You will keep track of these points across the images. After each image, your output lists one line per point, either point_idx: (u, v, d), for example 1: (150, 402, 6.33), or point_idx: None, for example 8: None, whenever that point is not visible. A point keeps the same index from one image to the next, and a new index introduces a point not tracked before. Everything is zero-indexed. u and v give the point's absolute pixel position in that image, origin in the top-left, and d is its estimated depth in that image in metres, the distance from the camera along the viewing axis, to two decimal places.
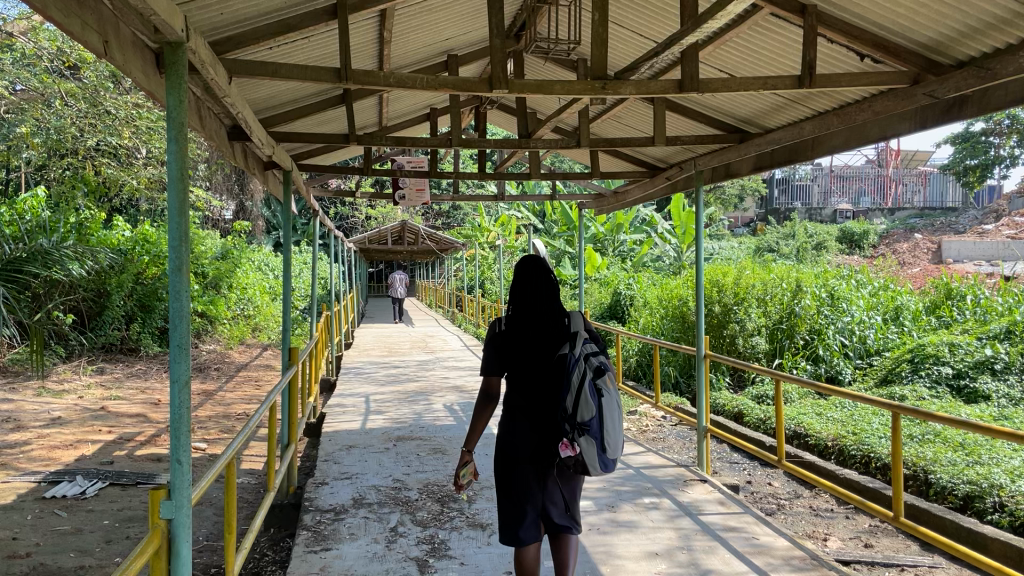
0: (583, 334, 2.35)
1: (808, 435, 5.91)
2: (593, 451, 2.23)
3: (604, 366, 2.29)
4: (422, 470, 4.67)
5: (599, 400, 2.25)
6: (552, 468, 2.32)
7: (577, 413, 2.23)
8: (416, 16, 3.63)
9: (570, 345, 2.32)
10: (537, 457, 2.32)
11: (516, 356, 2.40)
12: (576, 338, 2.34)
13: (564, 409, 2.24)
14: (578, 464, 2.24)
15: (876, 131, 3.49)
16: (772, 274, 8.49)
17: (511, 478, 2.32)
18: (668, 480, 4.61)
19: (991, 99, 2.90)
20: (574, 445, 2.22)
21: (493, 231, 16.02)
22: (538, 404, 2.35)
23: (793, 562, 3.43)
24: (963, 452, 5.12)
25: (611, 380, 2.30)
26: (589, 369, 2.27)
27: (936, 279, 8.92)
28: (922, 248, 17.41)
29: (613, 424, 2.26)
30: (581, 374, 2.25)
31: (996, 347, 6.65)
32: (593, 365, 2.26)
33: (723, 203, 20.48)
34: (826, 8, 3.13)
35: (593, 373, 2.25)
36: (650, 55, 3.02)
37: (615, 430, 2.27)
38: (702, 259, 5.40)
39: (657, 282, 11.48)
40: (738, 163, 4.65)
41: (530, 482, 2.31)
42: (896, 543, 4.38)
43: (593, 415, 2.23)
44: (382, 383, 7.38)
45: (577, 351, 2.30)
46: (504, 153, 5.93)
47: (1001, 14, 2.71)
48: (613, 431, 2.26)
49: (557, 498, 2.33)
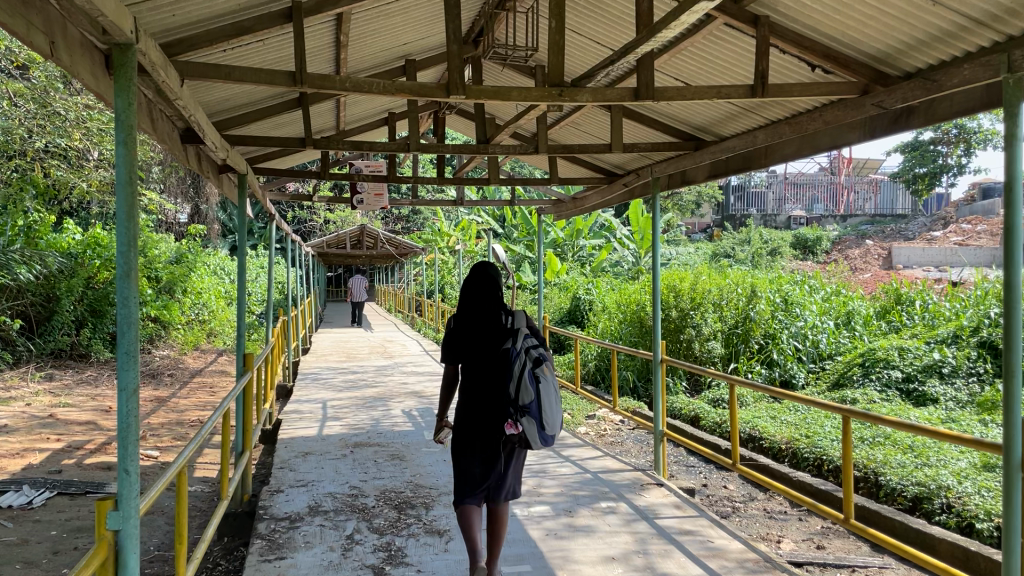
0: (524, 330, 2.72)
1: (762, 438, 6.00)
2: (533, 429, 2.59)
3: (542, 357, 2.68)
4: (379, 477, 4.63)
5: (537, 386, 2.62)
6: (497, 447, 2.67)
7: (519, 397, 2.59)
8: (373, 21, 3.61)
9: (512, 340, 2.68)
10: (485, 436, 2.66)
11: (466, 350, 2.76)
12: (518, 334, 2.71)
13: (508, 394, 2.60)
14: (521, 440, 2.61)
15: (826, 140, 3.56)
16: (727, 279, 8.60)
17: (462, 452, 2.69)
18: (625, 484, 4.64)
19: (936, 110, 2.98)
20: (517, 424, 2.58)
21: (453, 236, 16.00)
22: (483, 391, 2.69)
23: (746, 564, 3.48)
24: (911, 454, 5.24)
25: (549, 370, 2.69)
26: (529, 360, 2.64)
27: (886, 285, 9.12)
28: (873, 254, 17.80)
29: (551, 405, 2.62)
30: (522, 363, 2.63)
31: (944, 351, 6.82)
32: (532, 355, 2.64)
33: (680, 209, 20.72)
34: (778, 19, 3.19)
35: (532, 363, 2.64)
36: (606, 63, 3.05)
37: (552, 412, 2.64)
38: (659, 265, 5.45)
39: (615, 286, 11.57)
40: (694, 170, 4.71)
41: (476, 458, 2.67)
42: (847, 544, 4.46)
43: (532, 399, 2.59)
44: (340, 389, 7.32)
45: (518, 345, 2.67)
46: (462, 159, 5.93)
47: (946, 29, 2.78)
48: (551, 412, 2.63)
49: (502, 474, 2.67)
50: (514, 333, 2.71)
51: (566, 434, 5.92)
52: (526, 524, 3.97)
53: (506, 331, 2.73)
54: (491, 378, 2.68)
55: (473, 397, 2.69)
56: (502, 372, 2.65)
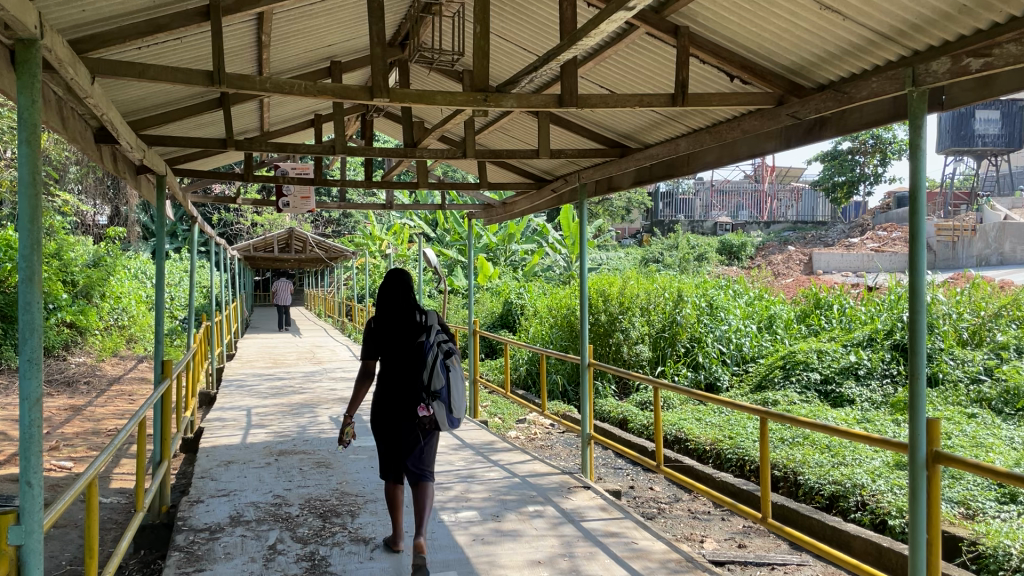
0: (437, 326, 3.08)
1: (688, 440, 6.12)
2: (443, 413, 2.96)
3: (452, 350, 3.05)
4: (304, 485, 4.55)
5: (447, 374, 3.00)
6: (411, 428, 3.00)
7: (431, 384, 2.98)
8: (295, 21, 3.56)
9: (426, 334, 3.05)
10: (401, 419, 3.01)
11: (383, 344, 3.09)
12: (431, 329, 3.07)
13: (421, 380, 2.99)
14: (432, 422, 2.97)
15: (746, 149, 3.66)
16: (654, 284, 8.74)
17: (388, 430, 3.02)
18: (553, 488, 4.67)
19: (847, 120, 3.09)
20: (429, 408, 2.96)
21: (384, 239, 15.87)
22: (398, 379, 3.04)
23: (670, 565, 3.53)
24: (829, 453, 5.42)
25: (458, 361, 3.06)
26: (440, 352, 3.02)
27: (806, 289, 9.41)
28: (795, 260, 18.36)
29: (459, 392, 3.00)
30: (434, 355, 3.00)
31: (860, 354, 7.06)
32: (443, 348, 3.02)
33: (611, 215, 21.01)
34: (698, 30, 3.27)
35: (444, 354, 3.01)
36: (530, 70, 3.06)
37: (460, 398, 3.02)
38: (586, 270, 5.51)
39: (546, 290, 11.64)
40: (620, 176, 4.79)
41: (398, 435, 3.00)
42: (767, 542, 4.57)
43: (443, 385, 2.98)
44: (265, 396, 7.17)
45: (431, 338, 3.04)
46: (391, 162, 5.88)
47: (855, 43, 2.89)
48: (460, 398, 3.00)
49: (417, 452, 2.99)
50: (428, 328, 3.08)
51: (494, 438, 5.93)
52: (453, 530, 3.96)
53: (419, 327, 3.08)
54: (406, 368, 3.04)
55: (390, 384, 3.04)
56: (416, 363, 3.02)
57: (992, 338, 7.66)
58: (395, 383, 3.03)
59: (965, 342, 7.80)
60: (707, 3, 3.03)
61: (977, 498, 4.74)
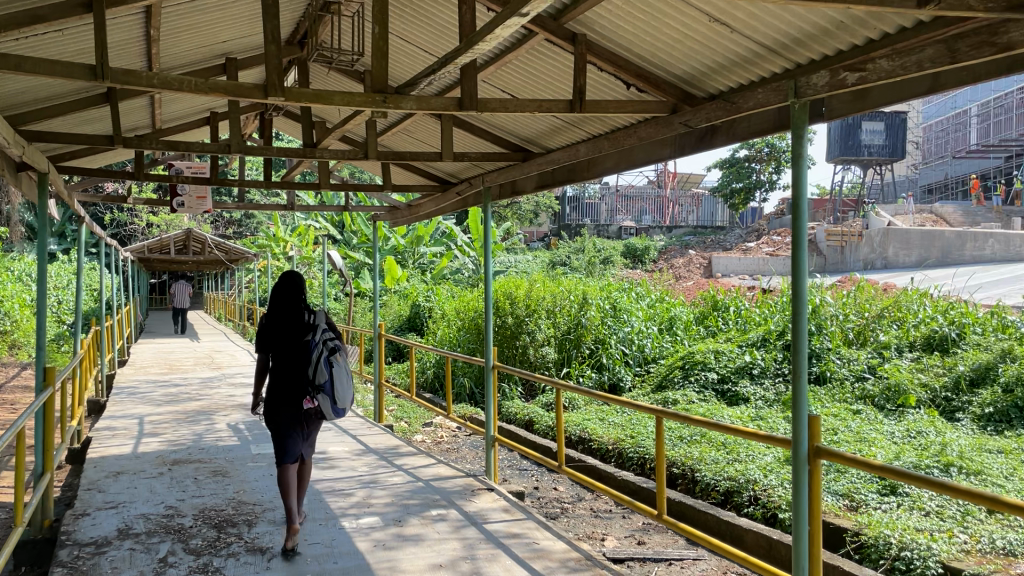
0: (323, 324, 3.25)
1: (591, 440, 6.23)
2: (327, 404, 3.17)
3: (336, 346, 3.24)
4: (198, 495, 4.41)
5: (331, 369, 3.18)
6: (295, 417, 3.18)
7: (315, 378, 3.16)
8: (186, 15, 3.45)
9: (313, 332, 3.22)
10: (287, 409, 3.17)
11: (271, 339, 3.24)
12: (317, 326, 3.25)
13: (307, 375, 3.17)
14: (317, 413, 3.18)
15: (642, 156, 3.76)
16: (560, 286, 8.85)
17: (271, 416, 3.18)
18: (456, 491, 4.66)
19: (736, 129, 3.21)
20: (314, 400, 3.15)
21: (289, 241, 15.53)
22: (284, 372, 3.20)
23: (570, 564, 3.58)
24: (724, 450, 5.62)
25: (343, 356, 3.26)
26: (326, 348, 3.20)
27: (705, 292, 9.72)
28: (695, 264, 18.93)
29: (343, 385, 3.20)
30: (319, 351, 3.18)
31: (755, 353, 7.35)
32: (329, 345, 3.20)
33: (519, 218, 21.19)
34: (594, 38, 3.36)
35: (329, 351, 3.20)
36: (429, 72, 3.06)
37: (344, 389, 3.22)
38: (491, 272, 5.54)
39: (454, 293, 11.64)
40: (523, 180, 4.83)
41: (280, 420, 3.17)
42: (665, 538, 4.70)
43: (327, 379, 3.16)
44: (160, 403, 6.91)
45: (318, 336, 3.21)
46: (291, 162, 5.77)
47: (743, 55, 3.01)
48: (343, 389, 3.21)
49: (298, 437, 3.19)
50: (314, 325, 3.25)
51: (398, 442, 5.89)
52: (353, 536, 3.90)
53: (306, 324, 3.25)
54: (291, 363, 3.20)
55: (276, 376, 3.20)
56: (301, 358, 3.19)
57: (875, 338, 8.09)
58: (281, 376, 3.19)
59: (850, 341, 8.20)
60: (602, 11, 3.13)
61: (860, 490, 4.99)
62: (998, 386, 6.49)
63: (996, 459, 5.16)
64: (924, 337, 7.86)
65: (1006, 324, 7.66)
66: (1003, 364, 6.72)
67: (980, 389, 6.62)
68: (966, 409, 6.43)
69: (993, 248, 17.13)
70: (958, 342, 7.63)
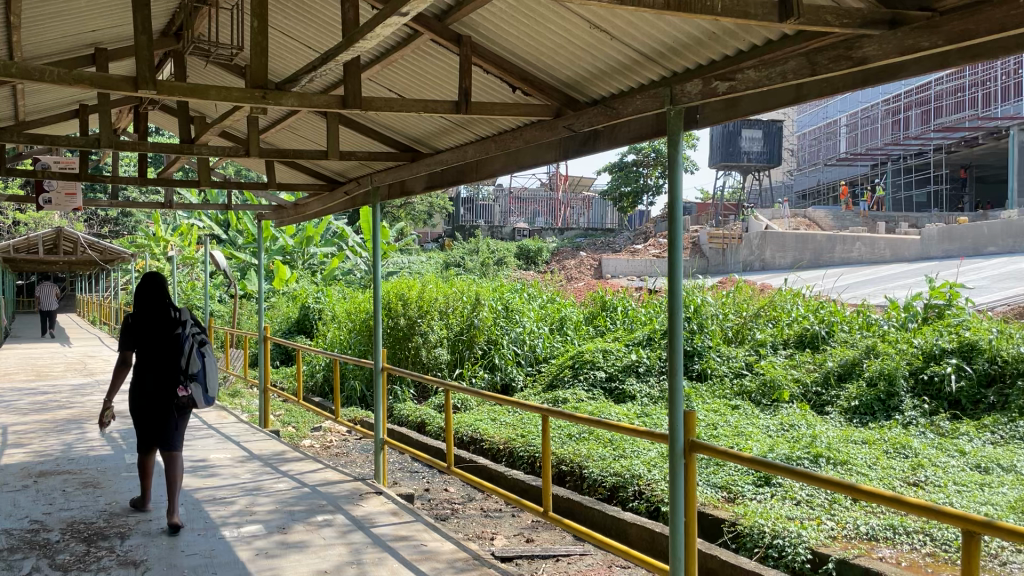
0: (192, 320, 3.58)
1: (483, 440, 6.26)
2: (198, 392, 3.50)
3: (204, 340, 3.59)
4: (67, 508, 4.17)
5: (202, 360, 3.54)
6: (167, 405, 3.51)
7: (188, 368, 3.50)
8: (49, 2, 3.26)
9: (183, 326, 3.54)
10: (161, 398, 3.49)
11: (142, 333, 3.55)
12: (186, 321, 3.57)
13: (179, 365, 3.49)
14: (189, 401, 3.50)
15: (528, 158, 3.81)
16: (452, 287, 8.83)
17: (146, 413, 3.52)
18: (343, 495, 4.59)
19: (617, 134, 3.30)
20: (187, 388, 3.48)
21: (170, 241, 14.90)
22: (156, 364, 3.52)
23: (457, 564, 3.58)
24: (611, 447, 5.76)
25: (210, 350, 3.61)
26: (195, 340, 3.55)
27: (594, 292, 9.92)
28: (586, 265, 19.30)
29: (213, 375, 3.56)
30: (191, 343, 3.52)
31: (641, 352, 7.57)
32: (198, 338, 3.54)
33: (412, 219, 21.06)
34: (479, 40, 3.39)
35: (199, 343, 3.54)
36: (311, 68, 3.01)
37: (213, 380, 3.57)
38: (379, 273, 5.48)
39: (345, 294, 11.46)
40: (412, 180, 4.81)
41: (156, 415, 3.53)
42: (553, 535, 4.76)
43: (198, 368, 3.51)
44: (26, 412, 6.50)
45: (187, 330, 3.54)
46: (169, 158, 5.54)
47: (623, 62, 3.10)
48: (213, 379, 3.57)
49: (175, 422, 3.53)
50: (183, 322, 3.56)
51: (285, 447, 5.75)
52: (235, 545, 3.79)
53: (175, 320, 3.56)
54: (163, 355, 3.52)
55: (149, 368, 3.51)
56: (173, 350, 3.51)
57: (752, 336, 8.47)
58: (154, 367, 3.51)
59: (730, 339, 8.55)
60: (486, 13, 3.18)
61: (737, 482, 5.21)
62: (863, 381, 6.92)
63: (860, 449, 5.50)
64: (797, 335, 8.29)
65: (870, 322, 8.16)
66: (867, 360, 7.16)
67: (846, 383, 7.04)
68: (834, 402, 6.82)
69: (861, 251, 17.75)
70: (827, 339, 8.08)
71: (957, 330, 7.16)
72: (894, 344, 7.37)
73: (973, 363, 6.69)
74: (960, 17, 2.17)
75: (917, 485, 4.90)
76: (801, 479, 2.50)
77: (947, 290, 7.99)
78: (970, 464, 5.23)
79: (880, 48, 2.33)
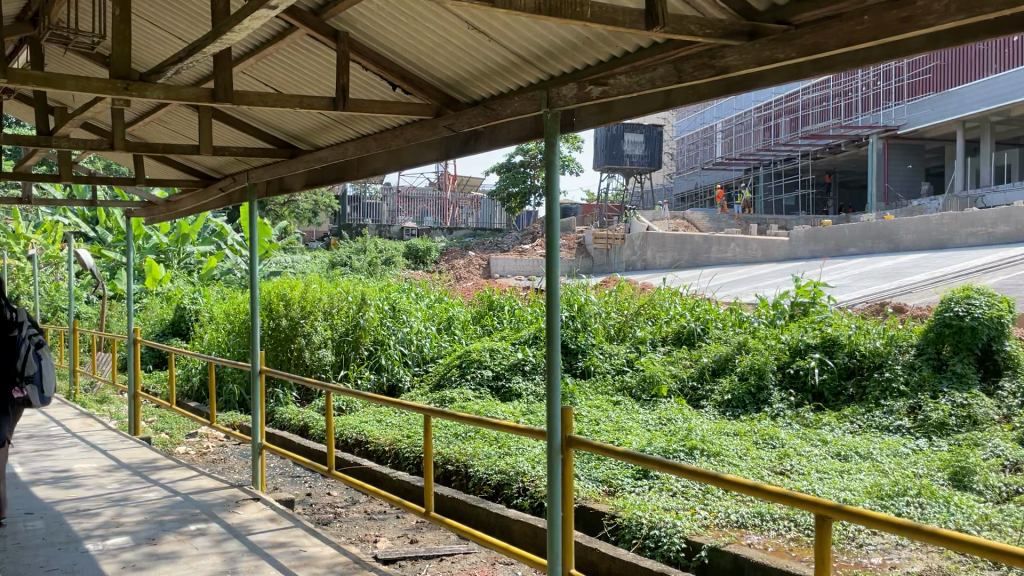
0: (27, 321, 3.80)
1: (368, 442, 6.17)
2: (34, 393, 3.78)
3: (39, 341, 3.85)
4: None
5: (38, 362, 3.80)
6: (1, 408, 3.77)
7: (24, 370, 3.75)
8: None
9: (18, 329, 3.77)
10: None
11: None
12: (21, 324, 3.79)
13: (15, 367, 3.73)
14: (24, 400, 3.77)
15: (409, 157, 3.80)
16: (337, 287, 8.65)
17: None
18: (219, 503, 4.44)
19: (497, 136, 3.33)
20: (23, 389, 3.75)
21: (30, 238, 13.96)
22: None
23: (336, 568, 3.53)
24: (496, 445, 5.81)
25: (45, 351, 3.88)
26: (32, 343, 3.81)
27: (481, 291, 9.96)
28: (474, 265, 19.36)
29: (48, 375, 3.83)
30: (27, 346, 3.78)
31: (526, 350, 7.66)
32: (34, 340, 3.80)
33: (297, 217, 20.60)
34: (357, 37, 3.35)
35: (35, 346, 3.80)
36: (178, 60, 2.89)
37: (47, 380, 3.84)
38: (257, 273, 5.32)
39: (224, 294, 11.07)
40: (292, 178, 4.69)
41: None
42: (438, 535, 4.76)
43: (35, 370, 3.77)
44: None
45: (22, 332, 3.77)
46: (26, 150, 5.20)
47: (501, 63, 3.13)
48: (47, 380, 3.84)
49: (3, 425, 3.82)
50: (19, 323, 3.79)
51: (157, 454, 5.50)
52: (99, 559, 3.59)
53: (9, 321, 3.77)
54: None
55: None
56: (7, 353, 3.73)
57: (633, 334, 8.74)
58: None
59: (612, 337, 8.79)
60: (363, 10, 3.15)
61: (617, 475, 5.36)
62: (735, 375, 7.25)
63: (732, 441, 5.76)
64: (675, 332, 8.61)
65: (742, 319, 8.55)
66: (738, 355, 7.52)
67: (720, 377, 7.37)
68: (709, 396, 7.15)
69: (735, 252, 18.44)
70: (702, 336, 8.43)
71: (820, 325, 7.62)
72: (763, 339, 7.76)
73: (834, 357, 7.12)
74: (812, 31, 2.30)
75: (783, 474, 5.17)
76: (670, 471, 2.64)
77: (811, 288, 8.45)
78: (831, 452, 5.56)
79: (741, 58, 2.44)
